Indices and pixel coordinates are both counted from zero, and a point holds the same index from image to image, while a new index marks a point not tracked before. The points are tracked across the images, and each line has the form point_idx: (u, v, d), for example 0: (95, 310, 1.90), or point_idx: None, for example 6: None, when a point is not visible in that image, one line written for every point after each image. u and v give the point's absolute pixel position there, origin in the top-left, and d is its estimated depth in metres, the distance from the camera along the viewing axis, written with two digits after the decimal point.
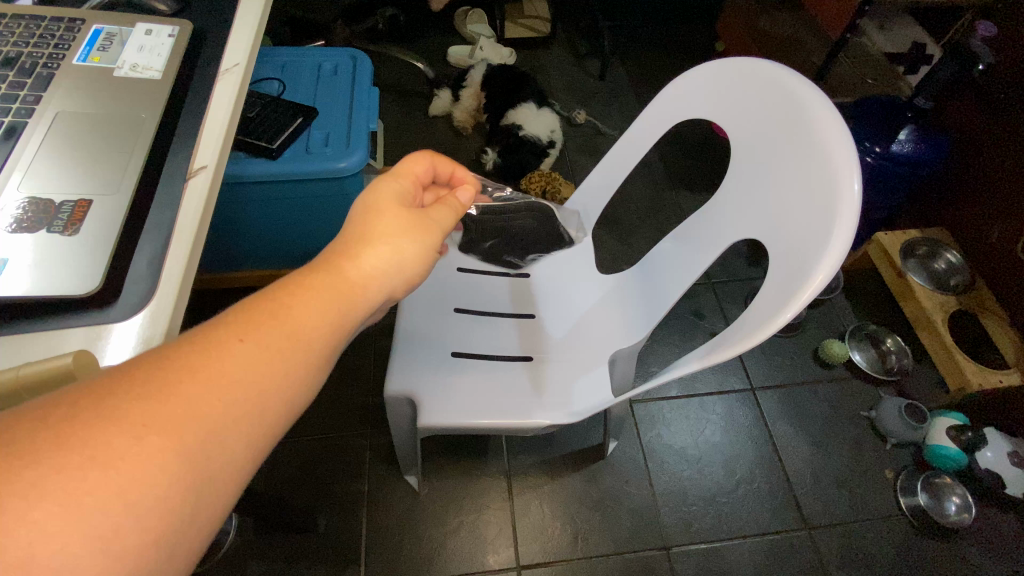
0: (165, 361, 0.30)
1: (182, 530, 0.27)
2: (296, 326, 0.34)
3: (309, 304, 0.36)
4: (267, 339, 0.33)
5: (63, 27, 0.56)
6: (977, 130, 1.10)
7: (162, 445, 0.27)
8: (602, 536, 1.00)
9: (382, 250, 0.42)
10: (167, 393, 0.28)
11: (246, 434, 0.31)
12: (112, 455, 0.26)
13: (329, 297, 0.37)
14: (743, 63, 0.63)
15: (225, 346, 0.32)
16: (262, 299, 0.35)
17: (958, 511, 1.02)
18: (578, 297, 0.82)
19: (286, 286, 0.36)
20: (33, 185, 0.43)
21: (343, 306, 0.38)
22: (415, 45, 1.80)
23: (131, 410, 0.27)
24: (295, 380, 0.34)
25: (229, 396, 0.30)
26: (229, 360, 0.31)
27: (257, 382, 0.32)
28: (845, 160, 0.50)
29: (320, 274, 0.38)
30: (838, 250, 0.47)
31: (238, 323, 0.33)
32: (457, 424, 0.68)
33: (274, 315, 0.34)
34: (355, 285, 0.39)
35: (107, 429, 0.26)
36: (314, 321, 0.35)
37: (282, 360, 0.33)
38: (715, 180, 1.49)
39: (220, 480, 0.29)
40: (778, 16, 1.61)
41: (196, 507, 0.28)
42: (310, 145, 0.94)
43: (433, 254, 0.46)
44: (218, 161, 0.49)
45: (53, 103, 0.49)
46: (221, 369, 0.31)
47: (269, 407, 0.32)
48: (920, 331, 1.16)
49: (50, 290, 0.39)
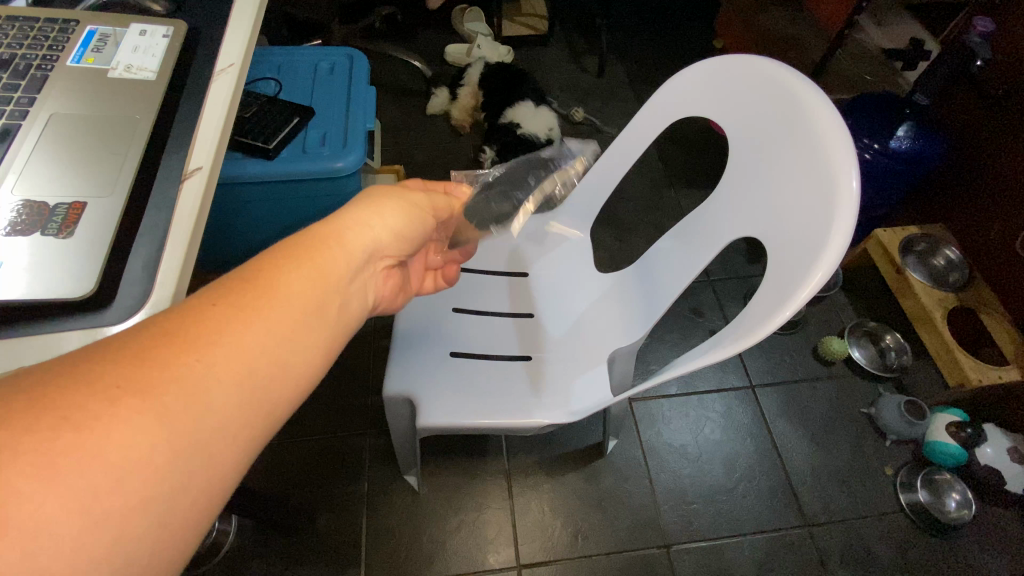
0: (145, 330, 0.30)
1: (171, 494, 0.27)
2: (273, 288, 0.34)
3: (292, 267, 0.36)
4: (243, 302, 0.33)
5: (56, 28, 0.55)
6: (977, 125, 1.10)
7: (137, 407, 0.27)
8: (602, 534, 1.00)
9: (355, 219, 0.43)
10: (144, 358, 0.28)
11: (233, 396, 0.30)
12: (86, 418, 0.25)
13: (311, 259, 0.37)
14: (741, 60, 0.63)
15: (203, 309, 0.32)
16: (242, 267, 0.35)
17: (958, 507, 1.02)
18: (578, 297, 0.82)
19: (270, 255, 0.37)
20: (28, 186, 0.43)
21: (328, 268, 0.38)
22: (412, 44, 1.79)
23: (105, 376, 0.27)
24: (282, 338, 0.33)
25: (209, 357, 0.30)
26: (207, 322, 0.31)
27: (241, 343, 0.31)
28: (840, 150, 0.50)
29: (301, 240, 0.39)
30: (838, 246, 0.47)
31: (216, 289, 0.33)
32: (457, 424, 0.68)
33: (251, 279, 0.34)
34: (335, 246, 0.40)
35: (82, 393, 0.26)
36: (298, 281, 0.35)
37: (268, 319, 0.33)
38: (714, 177, 1.48)
39: (210, 446, 0.29)
40: (776, 14, 1.61)
41: (185, 472, 0.27)
42: (307, 144, 0.93)
43: (404, 221, 0.49)
44: (213, 161, 0.49)
45: (47, 104, 0.49)
46: (201, 331, 0.30)
47: (258, 368, 0.31)
48: (920, 328, 1.15)
49: (45, 293, 0.39)
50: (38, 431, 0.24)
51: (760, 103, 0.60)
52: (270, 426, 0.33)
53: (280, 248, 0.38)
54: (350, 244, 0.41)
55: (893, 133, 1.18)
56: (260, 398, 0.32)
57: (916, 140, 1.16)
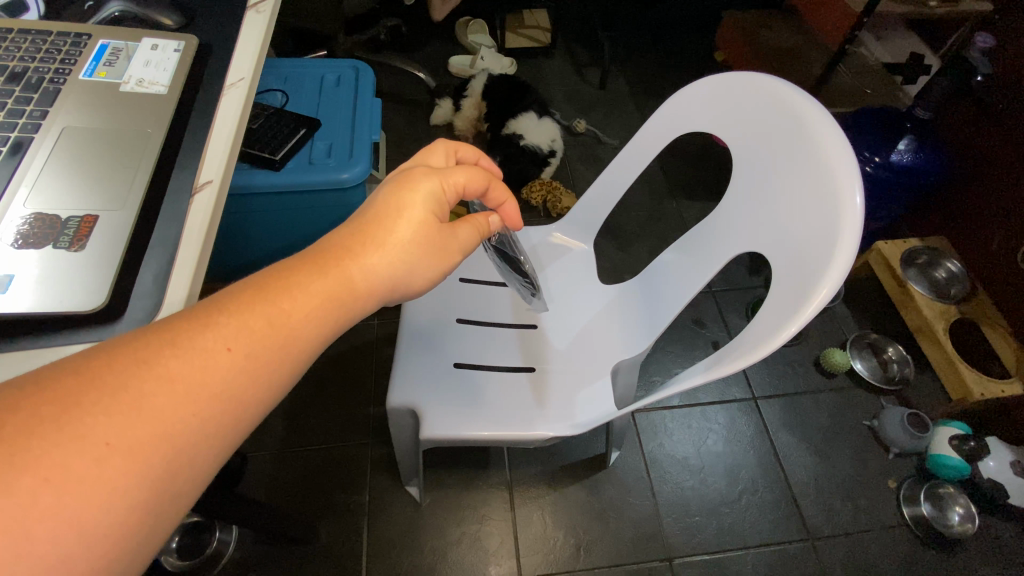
0: (144, 368, 0.31)
1: (137, 550, 0.29)
2: (286, 336, 0.35)
3: (309, 314, 0.37)
4: (254, 352, 0.34)
5: (68, 42, 0.56)
6: (978, 139, 1.10)
7: (123, 469, 0.28)
8: (604, 548, 1.00)
9: (390, 252, 0.42)
10: (137, 409, 0.29)
11: (214, 451, 0.32)
12: (69, 478, 0.27)
13: (331, 304, 0.38)
14: (756, 77, 0.62)
15: (211, 354, 0.33)
16: (264, 301, 0.36)
17: (962, 521, 1.01)
18: (582, 307, 0.82)
19: (295, 293, 0.37)
20: (39, 200, 0.43)
21: (346, 312, 0.39)
22: (416, 55, 1.81)
23: (96, 428, 0.28)
24: (269, 397, 0.35)
25: (203, 412, 0.31)
26: (212, 371, 0.32)
27: (235, 400, 0.33)
28: (845, 172, 0.50)
29: (331, 276, 0.39)
30: (838, 269, 0.47)
31: (230, 328, 0.34)
32: (458, 436, 0.68)
33: (273, 323, 0.35)
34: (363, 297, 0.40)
35: (70, 451, 0.27)
36: (310, 330, 0.37)
37: (266, 378, 0.34)
38: (716, 189, 1.49)
39: (181, 500, 0.31)
40: (777, 28, 1.62)
41: (152, 526, 0.29)
42: (313, 156, 0.94)
43: (445, 260, 0.47)
44: (224, 175, 0.50)
45: (59, 118, 0.49)
46: (203, 379, 0.32)
47: (243, 421, 0.34)
48: (921, 339, 1.16)
49: (55, 306, 0.39)
50: (20, 490, 0.25)
51: (768, 118, 0.60)
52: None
53: (308, 282, 0.38)
54: (374, 283, 0.41)
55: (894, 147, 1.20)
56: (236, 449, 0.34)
57: (917, 154, 1.18)
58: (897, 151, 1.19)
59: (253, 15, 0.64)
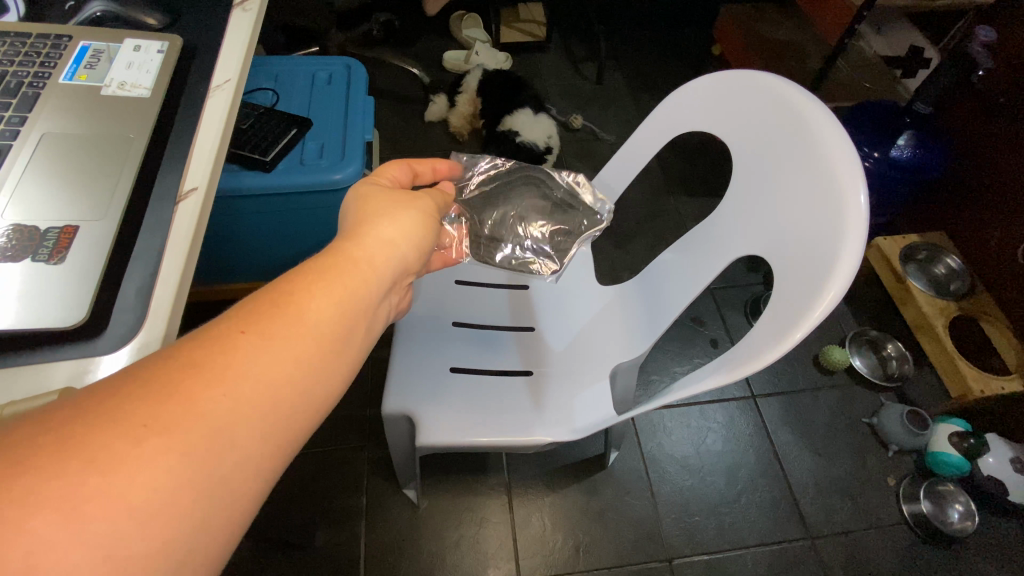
0: (173, 360, 0.29)
1: (189, 542, 0.26)
2: (300, 312, 0.33)
3: (312, 289, 0.35)
4: (272, 329, 0.32)
5: (48, 43, 0.54)
6: (979, 134, 1.09)
7: (163, 447, 0.26)
8: (604, 548, 0.99)
9: (380, 232, 0.43)
10: (170, 393, 0.27)
11: (258, 429, 0.29)
12: (108, 463, 0.24)
13: (338, 279, 0.37)
14: (748, 75, 0.62)
15: (229, 338, 0.31)
16: (271, 288, 0.35)
17: (962, 519, 1.01)
18: (579, 309, 0.81)
19: (299, 276, 0.36)
20: (18, 211, 0.42)
21: (357, 287, 0.37)
22: (410, 51, 1.79)
23: (131, 412, 0.26)
24: (307, 372, 0.32)
25: (235, 391, 0.29)
26: (237, 352, 0.30)
27: (267, 374, 0.30)
28: (848, 170, 0.49)
29: (330, 260, 0.38)
30: (848, 265, 0.46)
31: (242, 315, 0.32)
32: (457, 442, 0.67)
33: (279, 299, 0.34)
34: (370, 270, 0.39)
35: (105, 434, 0.25)
36: (325, 306, 0.35)
37: (296, 349, 0.32)
38: (714, 185, 1.48)
39: (232, 485, 0.28)
40: (775, 21, 1.61)
41: (204, 514, 0.27)
42: (304, 156, 0.92)
43: (426, 235, 0.48)
44: (209, 182, 0.48)
45: (39, 123, 0.48)
46: (228, 360, 0.30)
47: (282, 397, 0.31)
48: (921, 336, 1.15)
49: (35, 323, 0.38)
50: (62, 473, 0.24)
51: (768, 116, 0.59)
52: (291, 454, 0.32)
53: (307, 267, 0.37)
54: (376, 260, 0.40)
55: (894, 141, 1.20)
56: (285, 429, 0.31)
57: (917, 149, 1.20)
58: (897, 146, 1.20)
59: (240, 14, 0.62)
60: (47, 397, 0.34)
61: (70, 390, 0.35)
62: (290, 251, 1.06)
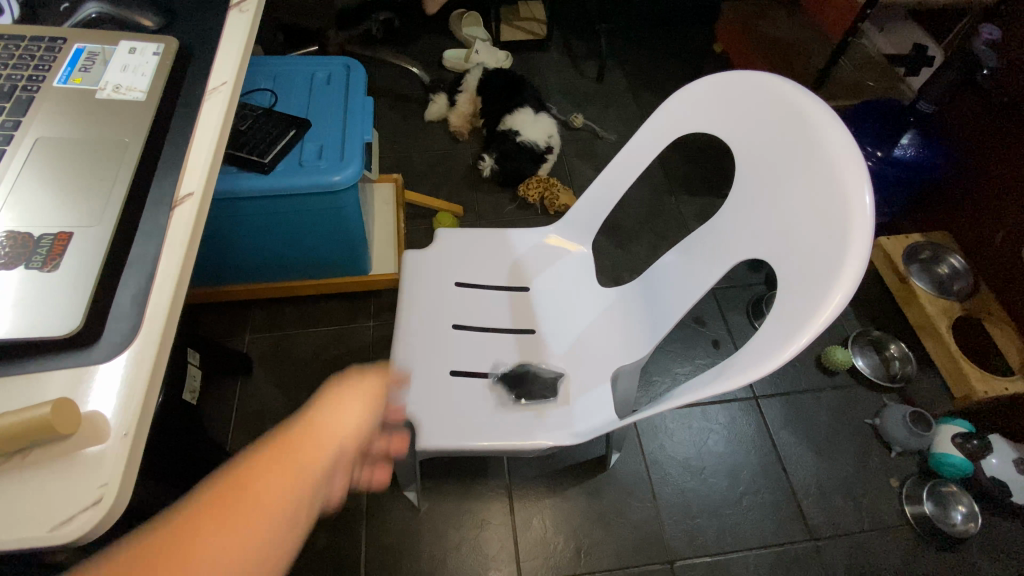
0: (146, 550, 0.36)
1: None
2: (256, 498, 0.41)
3: (269, 478, 0.42)
4: (233, 521, 0.39)
5: (42, 46, 0.53)
6: (983, 132, 1.09)
7: None
8: (604, 551, 0.99)
9: (338, 414, 0.50)
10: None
11: None
12: None
13: (290, 465, 0.44)
14: (750, 76, 0.61)
15: (198, 526, 0.38)
16: (234, 474, 0.42)
17: (964, 520, 1.01)
18: (580, 311, 0.81)
19: (259, 466, 0.43)
20: (11, 218, 0.41)
21: (312, 472, 0.44)
22: (409, 50, 1.78)
23: None
24: (259, 551, 0.39)
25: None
26: (201, 543, 0.37)
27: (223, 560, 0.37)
28: (853, 172, 0.49)
29: (288, 446, 0.45)
30: (855, 268, 0.45)
31: (208, 507, 0.39)
32: (457, 447, 0.66)
33: (241, 488, 0.41)
34: (323, 454, 0.46)
35: None
36: (280, 493, 0.42)
37: (251, 535, 0.39)
38: (716, 185, 1.47)
39: None
40: (777, 19, 1.60)
41: None
42: (303, 157, 0.91)
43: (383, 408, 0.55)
44: (205, 187, 0.48)
45: (33, 128, 0.47)
46: (195, 548, 0.37)
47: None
48: (924, 336, 1.15)
49: (28, 331, 0.37)
50: None
51: (771, 120, 0.59)
52: None
53: (268, 453, 0.44)
54: (331, 443, 0.47)
55: (896, 141, 1.21)
56: None
57: (920, 149, 1.20)
58: (900, 146, 1.21)
59: (237, 15, 0.62)
60: (41, 408, 0.33)
61: (67, 399, 0.34)
62: (289, 253, 1.06)
